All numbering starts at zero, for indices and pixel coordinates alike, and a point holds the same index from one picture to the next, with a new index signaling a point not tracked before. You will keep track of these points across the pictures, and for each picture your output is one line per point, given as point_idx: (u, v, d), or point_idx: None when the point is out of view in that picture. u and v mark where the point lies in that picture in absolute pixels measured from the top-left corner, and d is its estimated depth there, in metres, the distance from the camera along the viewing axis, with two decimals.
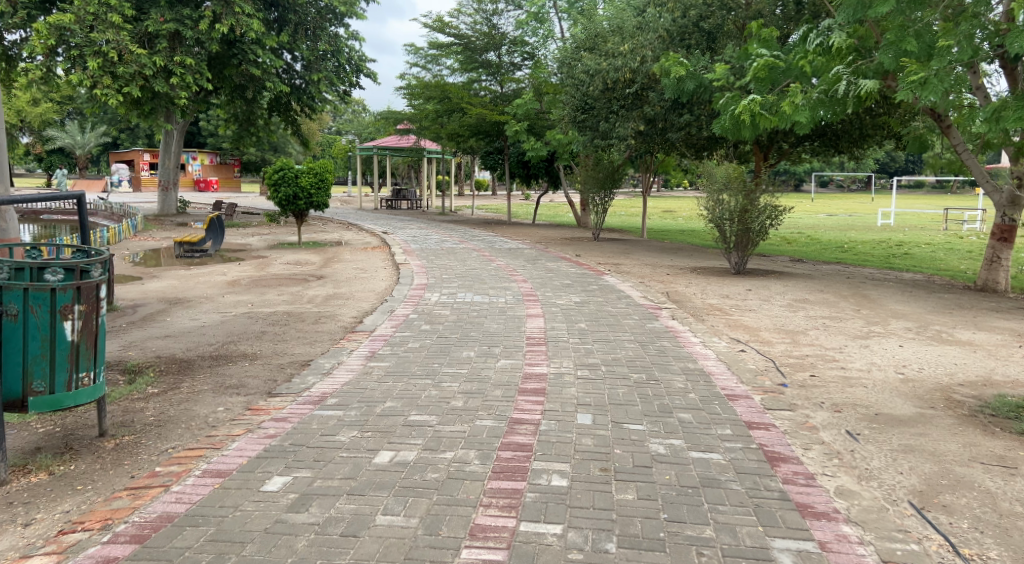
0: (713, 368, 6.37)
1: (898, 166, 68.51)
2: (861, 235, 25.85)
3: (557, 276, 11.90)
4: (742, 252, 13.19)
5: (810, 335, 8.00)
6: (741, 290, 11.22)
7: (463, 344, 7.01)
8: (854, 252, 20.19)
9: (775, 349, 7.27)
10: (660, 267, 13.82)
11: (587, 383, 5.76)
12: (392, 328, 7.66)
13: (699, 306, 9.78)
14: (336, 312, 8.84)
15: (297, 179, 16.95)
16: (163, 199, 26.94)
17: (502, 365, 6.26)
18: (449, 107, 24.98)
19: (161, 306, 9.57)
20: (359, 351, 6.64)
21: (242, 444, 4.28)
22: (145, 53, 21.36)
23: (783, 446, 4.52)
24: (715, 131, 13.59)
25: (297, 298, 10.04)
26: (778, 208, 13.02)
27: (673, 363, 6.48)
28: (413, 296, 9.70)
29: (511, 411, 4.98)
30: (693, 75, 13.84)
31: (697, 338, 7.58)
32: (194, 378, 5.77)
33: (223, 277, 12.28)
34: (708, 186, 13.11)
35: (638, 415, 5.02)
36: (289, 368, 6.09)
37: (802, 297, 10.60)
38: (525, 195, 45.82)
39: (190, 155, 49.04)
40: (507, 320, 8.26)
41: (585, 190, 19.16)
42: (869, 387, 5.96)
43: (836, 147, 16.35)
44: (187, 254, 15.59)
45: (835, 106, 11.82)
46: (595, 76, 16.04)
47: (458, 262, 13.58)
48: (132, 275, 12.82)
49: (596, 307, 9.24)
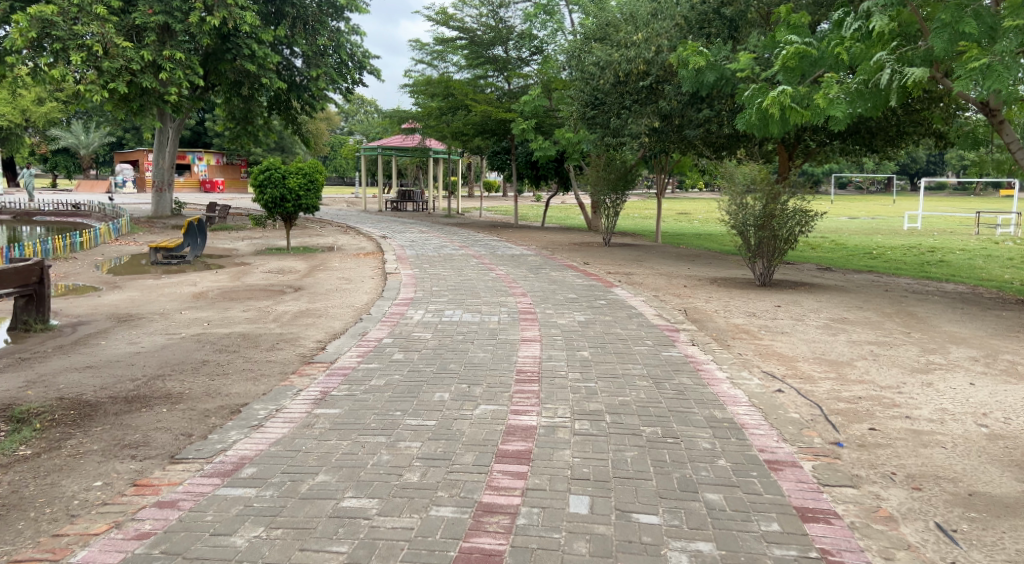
0: (747, 418, 5.07)
1: (920, 168, 66.63)
2: (890, 240, 24.39)
3: (561, 289, 10.63)
4: (768, 261, 11.85)
5: (858, 368, 6.68)
6: (769, 307, 9.90)
7: (437, 382, 5.76)
8: (884, 260, 18.81)
9: (819, 390, 5.96)
10: (676, 277, 12.51)
11: (584, 443, 4.49)
12: (356, 359, 6.42)
13: (722, 327, 8.49)
14: (300, 334, 7.61)
15: (284, 180, 15.79)
16: (158, 200, 25.92)
17: (481, 413, 5.00)
18: (453, 104, 23.88)
19: (104, 324, 8.35)
20: (306, 393, 5.41)
21: (93, 552, 3.06)
22: (132, 47, 20.37)
23: (855, 554, 3.23)
24: (739, 127, 12.29)
25: (263, 315, 8.82)
26: (808, 212, 11.69)
27: (695, 411, 5.19)
28: (393, 314, 8.47)
29: (482, 492, 3.72)
30: (713, 66, 12.58)
31: (723, 373, 6.29)
32: (87, 432, 4.54)
33: (191, 288, 11.11)
34: (731, 189, 11.80)
35: (651, 497, 3.74)
36: (212, 419, 4.85)
37: (840, 316, 9.28)
38: (537, 197, 44.54)
39: (196, 155, 48.30)
40: (496, 347, 7.00)
41: (596, 192, 17.83)
42: (949, 447, 4.65)
43: (870, 145, 15.04)
44: (164, 260, 14.45)
45: (875, 99, 10.51)
46: (606, 69, 14.80)
47: (453, 271, 12.34)
48: (95, 285, 11.67)
49: (603, 329, 7.95)
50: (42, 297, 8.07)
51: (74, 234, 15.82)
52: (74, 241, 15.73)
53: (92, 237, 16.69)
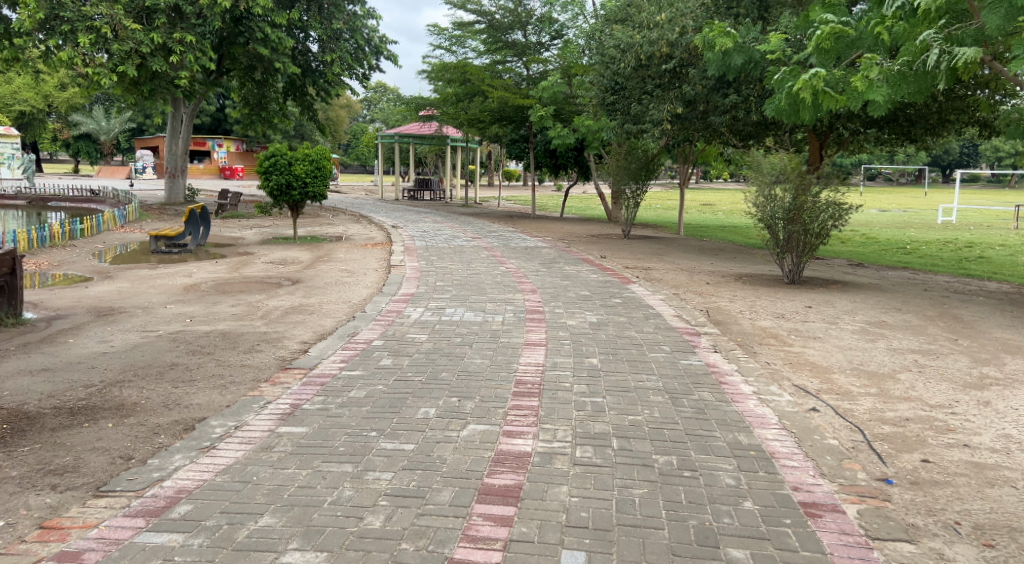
0: (778, 446, 4.37)
1: (953, 159, 64.62)
2: (924, 234, 23.35)
3: (573, 285, 9.93)
4: (798, 257, 11.06)
5: (902, 383, 5.93)
6: (798, 307, 9.14)
7: (423, 394, 5.10)
8: (919, 255, 17.88)
9: (859, 408, 5.21)
10: (698, 273, 11.77)
11: (585, 477, 3.81)
12: (339, 365, 5.79)
13: (748, 331, 7.76)
14: (284, 334, 6.99)
15: (291, 167, 15.26)
16: (170, 186, 25.54)
17: (467, 434, 4.35)
18: (470, 90, 23.17)
19: (82, 318, 7.82)
20: (273, 407, 4.78)
21: None
22: (142, 29, 19.89)
23: None
24: (768, 113, 11.50)
25: (251, 311, 8.23)
26: (843, 205, 10.84)
27: (716, 436, 4.50)
28: (389, 312, 7.85)
29: (455, 544, 3.08)
30: (741, 49, 11.75)
31: (749, 387, 5.56)
32: (11, 452, 3.94)
33: (184, 280, 10.56)
34: (759, 178, 11.01)
35: (661, 555, 3.06)
36: (160, 438, 4.22)
37: (877, 319, 8.49)
38: (558, 187, 43.75)
39: (216, 142, 48.23)
40: (496, 352, 6.34)
41: (616, 181, 17.05)
42: (1021, 486, 3.92)
43: (907, 134, 14.13)
44: (165, 249, 13.96)
45: (920, 83, 9.64)
46: (627, 52, 14.00)
47: (461, 264, 11.71)
48: (87, 275, 11.17)
49: (616, 332, 7.24)
50: (14, 288, 7.55)
51: (72, 221, 15.28)
52: (73, 228, 15.21)
53: (94, 224, 16.17)
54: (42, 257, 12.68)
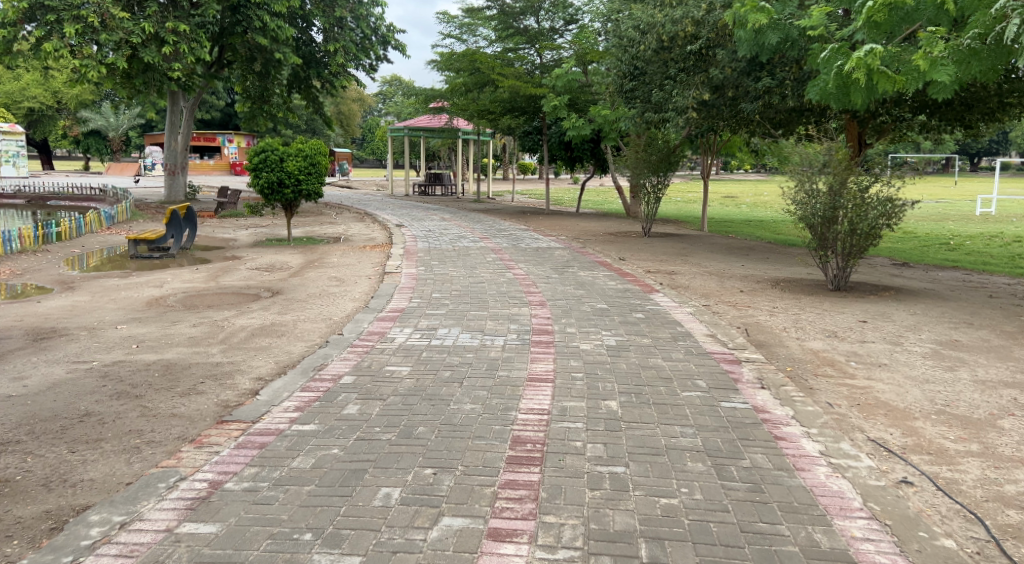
0: (872, 553, 3.12)
1: (982, 148, 62.40)
2: (967, 228, 21.76)
3: (589, 296, 8.69)
4: (844, 260, 9.67)
5: (1009, 434, 4.62)
6: (851, 322, 7.81)
7: (389, 464, 3.86)
8: (966, 252, 16.45)
9: (966, 480, 3.91)
10: (728, 278, 10.48)
11: None
12: (291, 417, 4.57)
13: (796, 356, 6.47)
14: (240, 367, 5.80)
15: (283, 163, 14.08)
16: (171, 183, 24.33)
17: (437, 537, 3.14)
18: (480, 80, 21.90)
19: (13, 343, 6.67)
20: (183, 489, 3.57)
21: None
22: (132, 19, 18.64)
23: None
24: (811, 97, 10.15)
25: (213, 332, 7.07)
26: (896, 200, 9.42)
27: (787, 535, 3.25)
28: (370, 335, 6.64)
29: None
30: (777, 26, 10.24)
31: (815, 447, 4.28)
32: None
33: (153, 291, 9.43)
34: (799, 170, 9.63)
35: None
36: (9, 547, 3.04)
37: (947, 338, 7.16)
38: (575, 181, 42.48)
39: (226, 137, 47.44)
40: (490, 393, 5.09)
41: (635, 175, 15.76)
42: None
43: (960, 118, 12.67)
44: (144, 254, 12.83)
45: (992, 59, 8.27)
46: (649, 33, 12.70)
47: (464, 270, 10.48)
48: (49, 285, 10.06)
49: (638, 360, 5.98)
50: None
51: (47, 223, 14.20)
52: (50, 231, 14.11)
53: (75, 226, 15.07)
54: (7, 265, 11.58)
